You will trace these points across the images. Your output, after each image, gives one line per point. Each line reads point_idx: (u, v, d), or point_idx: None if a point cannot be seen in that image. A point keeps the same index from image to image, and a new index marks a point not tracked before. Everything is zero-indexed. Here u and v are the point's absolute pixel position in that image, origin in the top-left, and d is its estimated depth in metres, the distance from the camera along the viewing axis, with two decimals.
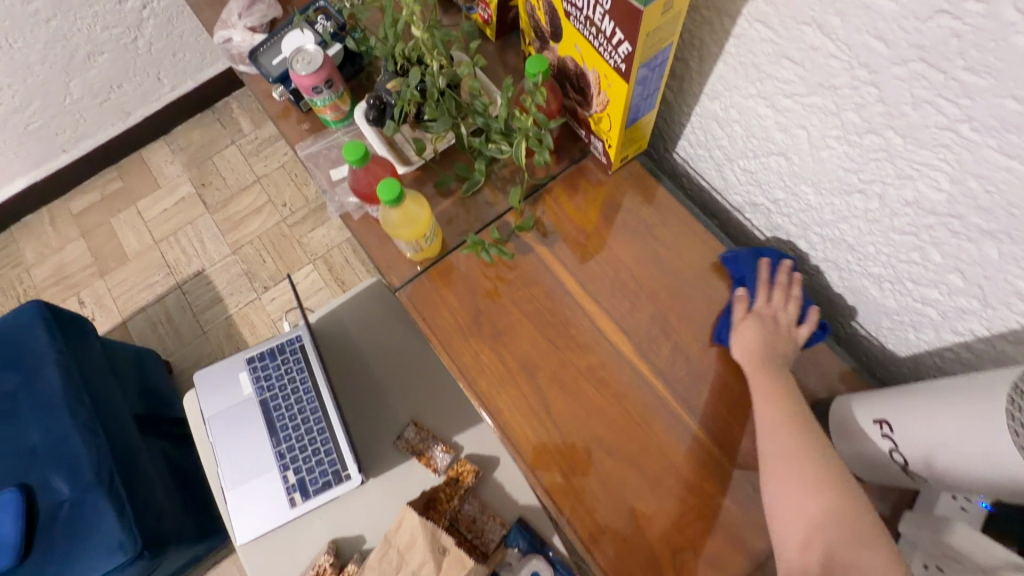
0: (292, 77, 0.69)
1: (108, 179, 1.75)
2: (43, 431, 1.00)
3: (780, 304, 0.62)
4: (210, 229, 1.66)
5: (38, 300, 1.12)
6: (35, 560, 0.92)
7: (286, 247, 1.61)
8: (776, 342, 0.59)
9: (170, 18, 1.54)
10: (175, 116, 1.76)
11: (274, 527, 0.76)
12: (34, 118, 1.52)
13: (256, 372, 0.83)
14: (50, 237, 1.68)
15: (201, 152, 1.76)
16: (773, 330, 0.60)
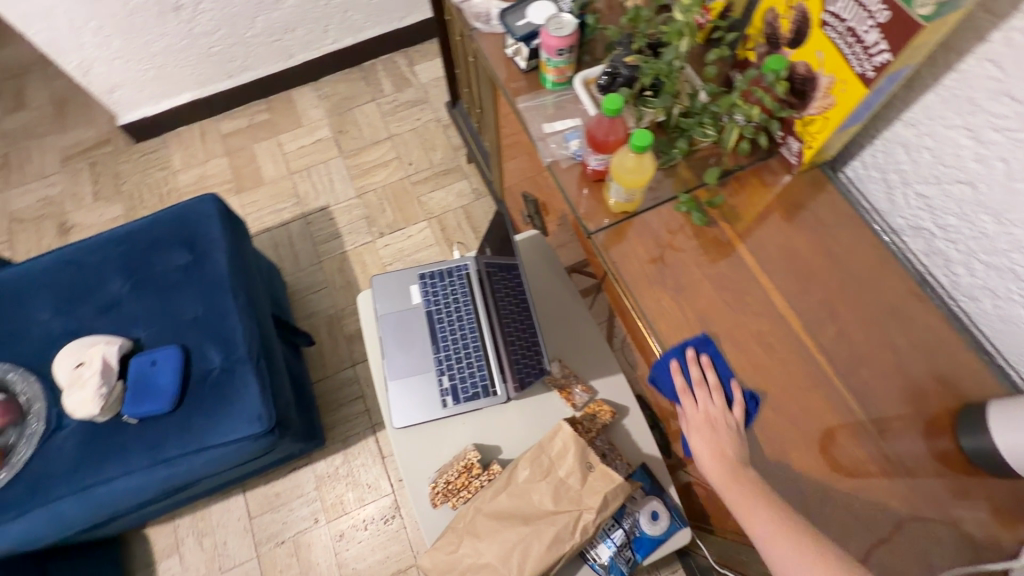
0: (541, 36, 0.80)
1: (257, 110, 1.92)
2: (206, 306, 1.13)
3: (707, 400, 0.70)
4: (340, 171, 1.80)
5: (215, 195, 1.26)
6: (185, 410, 1.04)
7: (405, 201, 1.73)
8: (714, 433, 0.69)
9: None
10: (328, 66, 1.93)
11: (425, 421, 0.85)
12: (217, 43, 1.69)
13: (425, 286, 0.94)
14: (197, 149, 1.85)
15: (343, 103, 1.92)
16: (710, 430, 0.69)
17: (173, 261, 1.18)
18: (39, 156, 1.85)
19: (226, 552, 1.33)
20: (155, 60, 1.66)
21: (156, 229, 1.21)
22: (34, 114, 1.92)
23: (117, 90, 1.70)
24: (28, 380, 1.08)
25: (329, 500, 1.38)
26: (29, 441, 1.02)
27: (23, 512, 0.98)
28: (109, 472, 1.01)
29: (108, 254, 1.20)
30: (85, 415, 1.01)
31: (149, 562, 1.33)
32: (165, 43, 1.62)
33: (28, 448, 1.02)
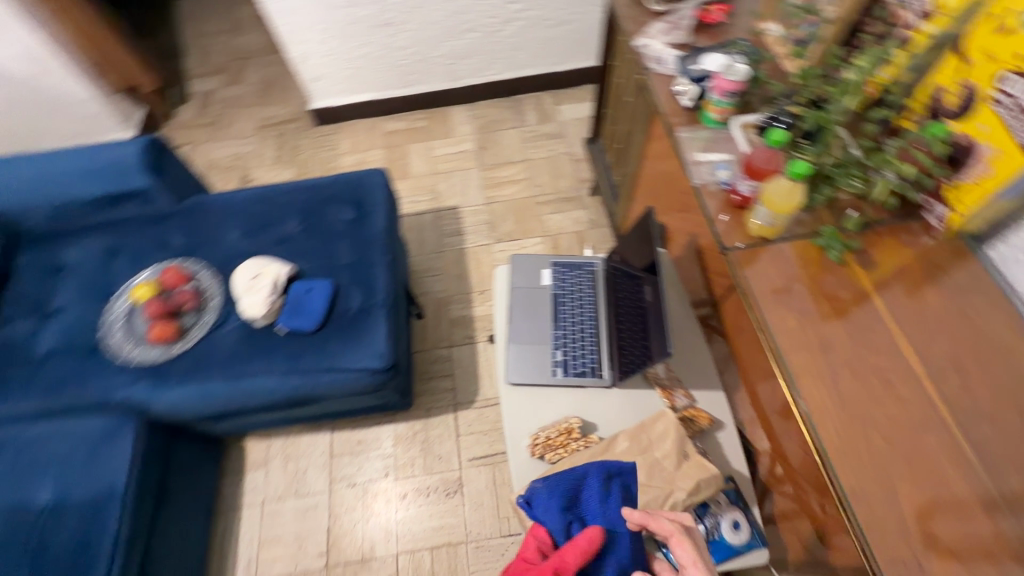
0: (717, 78, 0.95)
1: (418, 117, 2.22)
2: (358, 255, 1.33)
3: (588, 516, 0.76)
4: (476, 180, 2.01)
5: (383, 170, 1.49)
6: (324, 334, 1.21)
7: (527, 217, 1.90)
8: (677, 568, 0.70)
9: (530, 25, 1.96)
10: (485, 93, 2.21)
11: (535, 383, 0.95)
12: (405, 57, 2.01)
13: (556, 271, 1.06)
14: (362, 139, 2.17)
15: (490, 125, 2.17)
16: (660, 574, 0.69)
17: (341, 214, 1.40)
18: (242, 122, 2.25)
19: (304, 480, 1.46)
20: (355, 62, 2.00)
21: (334, 187, 1.45)
22: (247, 88, 2.36)
23: (319, 80, 2.05)
24: (212, 280, 1.30)
25: (402, 460, 1.48)
26: (199, 327, 1.22)
27: (184, 381, 1.16)
28: (252, 366, 1.17)
29: (291, 199, 1.44)
30: (251, 317, 1.20)
31: (239, 469, 1.48)
32: (367, 48, 1.96)
33: (198, 332, 1.21)
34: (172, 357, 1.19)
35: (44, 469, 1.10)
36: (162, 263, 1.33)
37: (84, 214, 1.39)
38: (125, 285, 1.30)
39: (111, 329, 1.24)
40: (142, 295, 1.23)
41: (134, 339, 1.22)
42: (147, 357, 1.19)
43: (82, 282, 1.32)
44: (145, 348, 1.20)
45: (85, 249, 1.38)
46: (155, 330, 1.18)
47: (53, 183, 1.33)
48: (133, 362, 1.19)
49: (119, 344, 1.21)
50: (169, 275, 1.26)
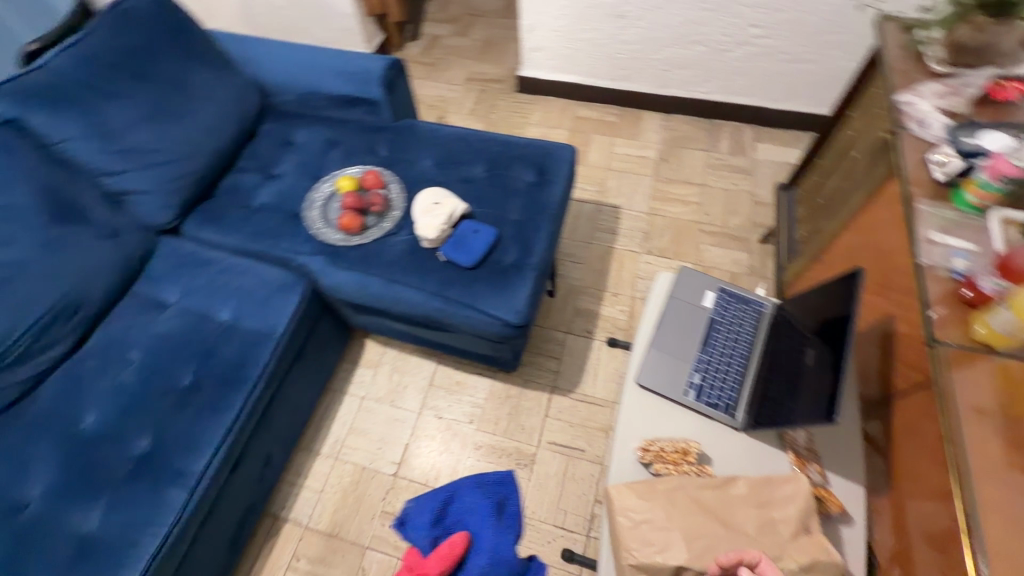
0: (994, 159, 0.85)
1: (612, 112, 2.23)
2: (527, 214, 1.39)
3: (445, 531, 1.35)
4: (646, 188, 1.99)
5: (573, 147, 1.53)
6: (476, 273, 1.28)
7: (685, 240, 1.84)
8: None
9: (762, 52, 1.88)
10: (686, 108, 2.16)
11: (663, 396, 0.92)
12: (624, 51, 2.04)
13: (719, 298, 1.03)
14: (553, 117, 2.24)
15: (680, 140, 2.12)
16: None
17: (524, 173, 1.47)
18: (455, 70, 2.45)
19: (402, 394, 1.58)
20: (576, 43, 2.07)
21: (525, 147, 1.52)
22: (470, 42, 2.55)
23: (537, 51, 2.16)
24: (399, 194, 1.43)
25: (489, 415, 1.53)
26: (377, 230, 1.36)
27: (351, 267, 1.31)
28: (407, 276, 1.29)
29: (484, 147, 1.55)
30: (422, 236, 1.30)
31: (355, 361, 1.64)
32: (593, 33, 2.01)
33: (374, 234, 1.35)
34: (348, 245, 1.34)
35: (229, 294, 1.29)
36: (365, 165, 1.49)
37: (322, 105, 1.62)
38: (333, 173, 1.48)
39: (311, 205, 1.42)
40: (345, 186, 1.40)
41: (326, 220, 1.39)
42: (330, 237, 1.35)
43: (303, 159, 1.55)
44: (331, 230, 1.37)
45: (313, 133, 1.60)
46: (344, 217, 1.33)
47: (311, 73, 1.57)
48: (318, 237, 1.36)
49: (314, 219, 1.39)
50: (369, 176, 1.41)
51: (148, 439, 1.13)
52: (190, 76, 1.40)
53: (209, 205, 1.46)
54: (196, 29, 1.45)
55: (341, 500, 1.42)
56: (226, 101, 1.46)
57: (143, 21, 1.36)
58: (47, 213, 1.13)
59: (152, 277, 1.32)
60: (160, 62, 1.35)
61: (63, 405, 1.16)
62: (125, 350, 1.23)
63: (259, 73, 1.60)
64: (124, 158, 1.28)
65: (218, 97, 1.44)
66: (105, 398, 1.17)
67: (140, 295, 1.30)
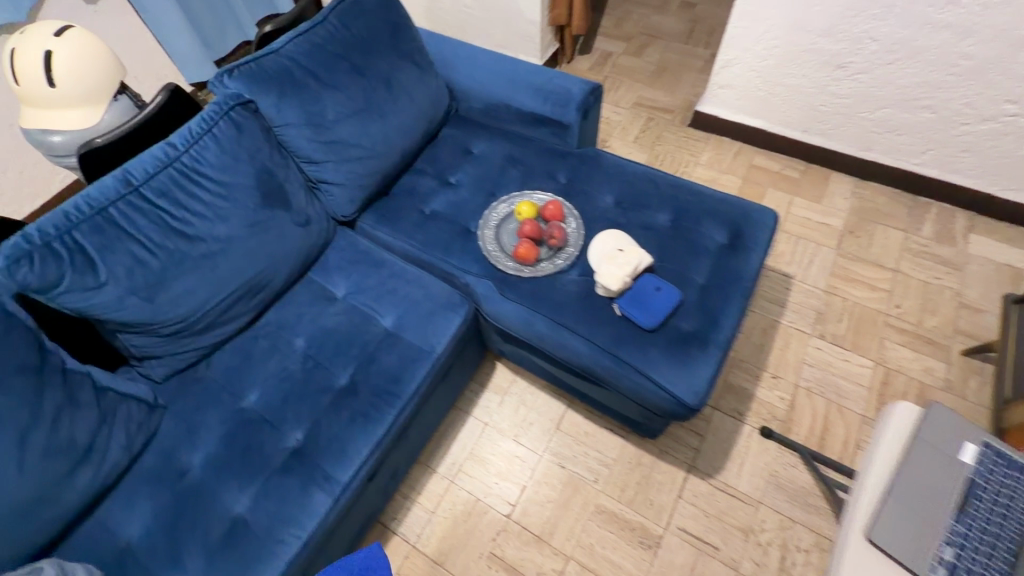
0: None
1: (793, 166, 2.01)
2: (715, 280, 1.24)
3: None
4: (825, 261, 1.76)
5: (774, 211, 1.36)
6: (653, 337, 1.16)
7: (866, 331, 1.60)
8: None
9: (1010, 133, 1.58)
10: (886, 177, 1.89)
11: (900, 565, 0.76)
12: (830, 104, 1.81)
13: (986, 454, 0.82)
14: (725, 160, 2.05)
15: (872, 212, 1.86)
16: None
17: (716, 232, 1.32)
18: (624, 91, 2.31)
19: (526, 431, 1.51)
20: (774, 87, 1.86)
21: (720, 202, 1.36)
22: (642, 63, 2.40)
23: (724, 88, 1.97)
24: (577, 229, 1.35)
25: (615, 479, 1.42)
26: (549, 265, 1.29)
27: (518, 301, 1.24)
28: (577, 323, 1.19)
29: (672, 193, 1.40)
30: (602, 284, 1.20)
31: (483, 384, 1.59)
32: (801, 78, 1.78)
33: (547, 269, 1.28)
34: (518, 276, 1.27)
35: (396, 300, 1.29)
36: (545, 191, 1.42)
37: (506, 119, 1.58)
38: (512, 194, 1.42)
39: (487, 223, 1.37)
40: (525, 212, 1.34)
41: (499, 243, 1.34)
42: (501, 263, 1.30)
43: (480, 173, 1.52)
44: (503, 255, 1.32)
45: (494, 147, 1.57)
46: (520, 246, 1.27)
47: (504, 86, 1.52)
48: (490, 260, 1.31)
49: (487, 239, 1.35)
50: (551, 206, 1.34)
51: (301, 433, 1.14)
52: (399, 76, 1.41)
53: (386, 204, 1.47)
54: (410, 29, 1.46)
55: (450, 528, 1.38)
56: (422, 104, 1.47)
57: (369, 16, 1.38)
58: (262, 194, 1.16)
59: (327, 268, 1.34)
60: (376, 58, 1.36)
61: (234, 379, 1.20)
62: (293, 335, 1.26)
63: (451, 77, 1.59)
64: (329, 150, 1.30)
65: (417, 100, 1.45)
66: (270, 380, 1.20)
67: (314, 283, 1.33)
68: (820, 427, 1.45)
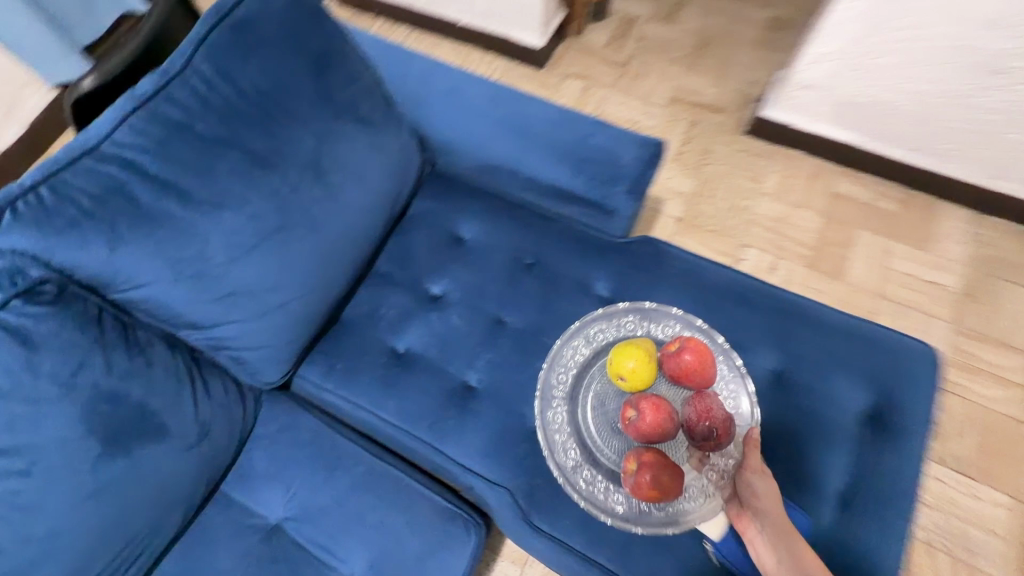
0: None
1: (886, 194, 1.49)
2: (853, 483, 0.81)
3: None
4: (940, 343, 1.31)
5: (929, 350, 0.90)
6: None
7: (1000, 453, 1.21)
8: (753, 508, 0.73)
9: None
10: (1015, 213, 1.40)
11: None
12: (963, 121, 1.27)
13: None
14: (797, 186, 1.52)
15: (994, 265, 1.39)
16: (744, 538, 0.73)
17: (852, 396, 0.86)
18: (655, 79, 1.69)
19: None
20: (885, 93, 1.30)
21: (849, 340, 0.90)
22: (675, 34, 1.76)
23: (809, 90, 1.40)
24: (736, 395, 0.86)
25: None
26: (700, 497, 0.80)
27: (558, 537, 0.81)
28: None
29: (772, 321, 0.92)
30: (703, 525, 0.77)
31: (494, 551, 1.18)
32: (933, 85, 1.23)
33: (698, 511, 0.79)
34: (647, 531, 0.79)
35: (363, 536, 0.82)
36: (654, 304, 0.92)
37: (510, 187, 1.04)
38: (588, 318, 0.92)
39: (550, 395, 0.87)
40: (634, 374, 0.81)
41: (583, 448, 0.85)
42: (603, 507, 0.80)
43: (478, 281, 1.00)
44: (599, 478, 0.83)
45: (495, 233, 1.03)
46: (644, 475, 0.74)
47: (508, 143, 0.96)
48: (574, 488, 0.82)
49: (557, 437, 0.85)
50: (687, 353, 0.81)
51: None
52: (334, 151, 0.85)
53: (337, 345, 0.96)
54: (349, 61, 0.89)
55: None
56: (378, 185, 0.92)
57: (271, 51, 0.80)
58: (103, 436, 0.66)
59: (252, 476, 0.86)
60: (293, 132, 0.81)
61: None
62: None
63: (422, 123, 1.01)
64: (226, 308, 0.78)
65: (368, 184, 0.90)
66: None
67: (233, 504, 0.85)
68: None
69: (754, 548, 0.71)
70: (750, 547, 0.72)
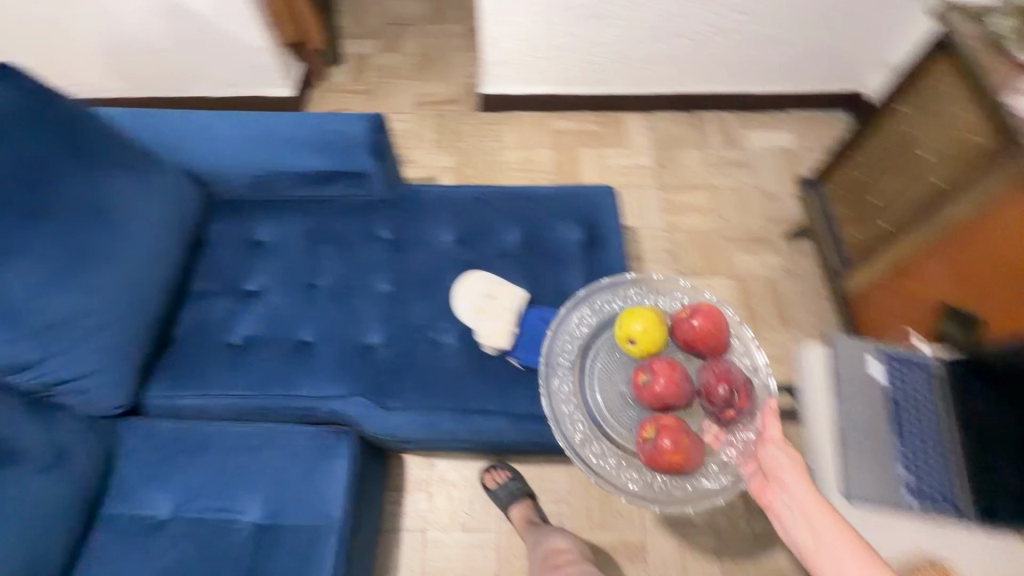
0: None
1: (588, 120, 2.02)
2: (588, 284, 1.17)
3: None
4: (655, 202, 1.82)
5: (610, 188, 1.32)
6: None
7: (713, 254, 1.72)
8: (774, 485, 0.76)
9: (746, 40, 1.76)
10: (666, 104, 2.00)
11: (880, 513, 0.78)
12: (600, 54, 1.81)
13: (891, 368, 0.88)
14: (528, 135, 1.98)
15: (669, 141, 1.96)
16: (768, 511, 0.76)
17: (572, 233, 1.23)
18: (399, 95, 2.09)
19: (470, 513, 1.33)
20: (547, 51, 1.80)
21: (559, 200, 1.28)
22: (403, 59, 2.17)
23: (502, 65, 1.86)
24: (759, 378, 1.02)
25: (579, 508, 1.34)
26: (720, 475, 0.95)
27: (408, 407, 1.03)
28: (483, 399, 1.03)
29: (509, 208, 1.27)
30: (496, 345, 1.05)
31: (401, 487, 1.35)
32: (568, 37, 1.75)
33: (718, 487, 0.94)
34: (668, 506, 0.93)
35: (250, 484, 0.96)
36: (663, 279, 1.09)
37: (286, 188, 1.26)
38: (599, 288, 1.08)
39: (554, 363, 1.01)
40: (645, 335, 0.96)
41: (591, 421, 0.98)
42: (617, 483, 0.94)
43: (284, 264, 1.20)
44: (609, 450, 0.97)
45: (286, 226, 1.25)
46: (665, 440, 0.88)
47: (267, 152, 1.20)
48: (599, 469, 0.95)
49: (564, 406, 0.98)
50: (700, 318, 0.96)
51: None
52: (112, 197, 1.01)
53: (176, 358, 1.08)
54: (99, 126, 1.05)
55: None
56: (164, 217, 1.09)
57: (21, 133, 0.93)
58: None
59: (130, 487, 0.96)
60: (64, 189, 0.95)
61: None
62: None
63: (190, 162, 1.21)
64: (45, 343, 0.90)
65: (154, 218, 1.07)
66: None
67: (120, 517, 0.93)
68: None
69: (781, 520, 0.73)
70: (772, 518, 0.75)
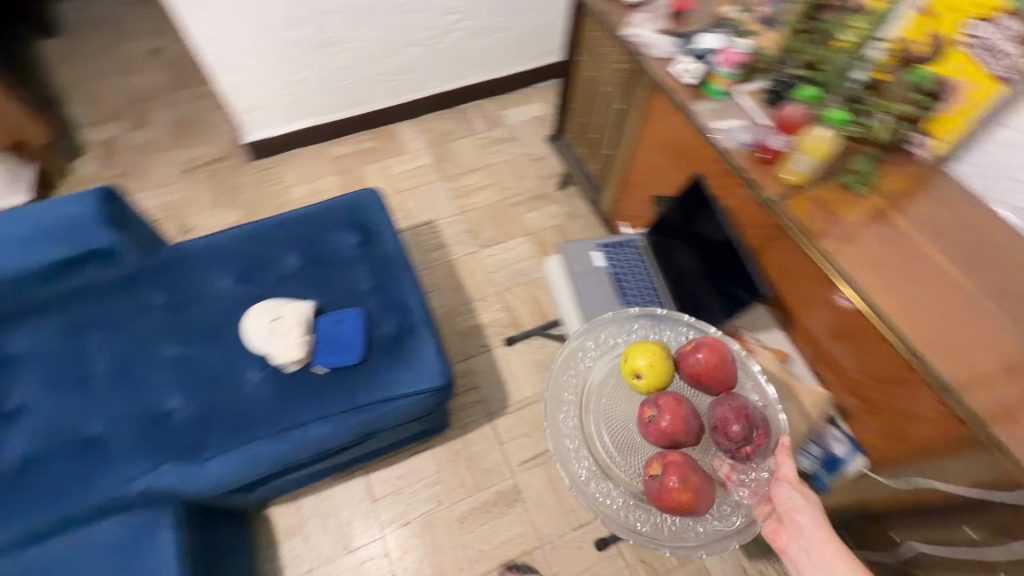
0: (724, 53, 1.09)
1: (363, 139, 2.12)
2: (374, 278, 1.26)
3: None
4: (443, 192, 1.97)
5: (374, 189, 1.41)
6: (355, 372, 1.11)
7: (504, 220, 1.91)
8: None
9: (468, 35, 1.98)
10: (428, 106, 2.17)
11: None
12: (345, 77, 1.91)
13: (607, 253, 1.21)
14: (309, 169, 2.03)
15: (441, 137, 2.14)
16: (781, 554, 0.84)
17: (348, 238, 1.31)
18: (162, 168, 2.00)
19: (351, 532, 1.34)
20: (293, 87, 1.86)
21: (328, 213, 1.34)
22: (156, 132, 2.08)
23: (255, 111, 1.88)
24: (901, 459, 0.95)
25: (451, 481, 1.42)
26: (733, 515, 0.89)
27: (221, 451, 1.02)
28: (295, 414, 1.06)
29: (281, 235, 1.31)
30: (287, 360, 1.08)
31: (274, 539, 1.32)
32: (306, 71, 1.83)
33: (731, 526, 0.89)
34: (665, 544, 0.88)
35: None
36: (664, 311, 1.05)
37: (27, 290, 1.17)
38: (603, 321, 1.04)
39: (560, 399, 0.96)
40: (647, 370, 0.92)
41: (599, 462, 0.91)
42: (624, 522, 0.88)
43: (48, 368, 1.12)
44: (611, 485, 0.90)
45: (40, 329, 1.16)
46: (671, 478, 0.81)
47: None
48: (590, 497, 0.89)
49: (569, 444, 0.93)
50: (706, 354, 0.91)
51: None
52: None
53: None
54: None
55: None
56: None
57: None
58: None
59: None
60: None
61: None
62: None
63: None
64: None
65: None
66: None
67: None
68: (535, 307, 1.72)
69: (793, 562, 0.82)
70: (789, 561, 0.83)
